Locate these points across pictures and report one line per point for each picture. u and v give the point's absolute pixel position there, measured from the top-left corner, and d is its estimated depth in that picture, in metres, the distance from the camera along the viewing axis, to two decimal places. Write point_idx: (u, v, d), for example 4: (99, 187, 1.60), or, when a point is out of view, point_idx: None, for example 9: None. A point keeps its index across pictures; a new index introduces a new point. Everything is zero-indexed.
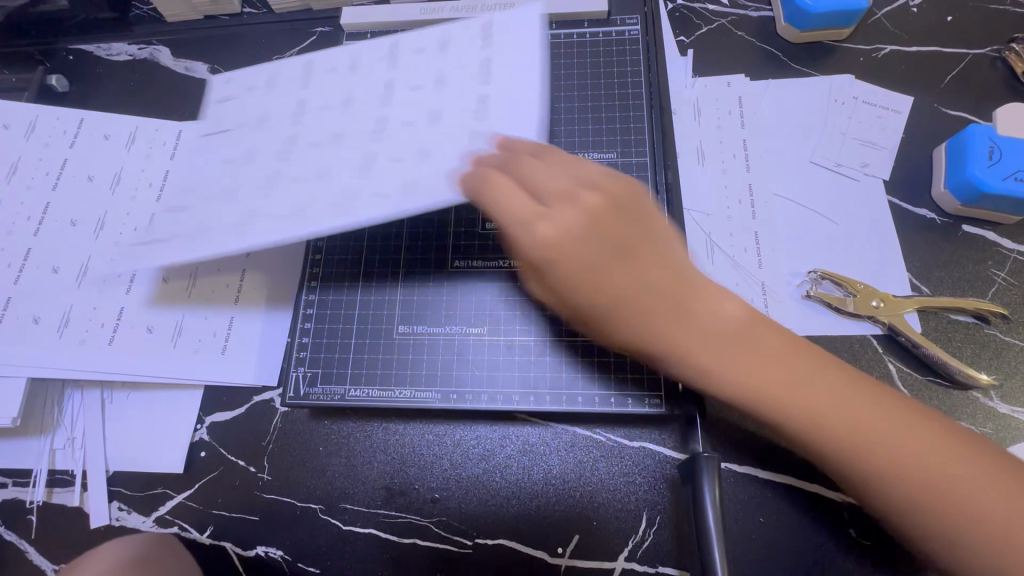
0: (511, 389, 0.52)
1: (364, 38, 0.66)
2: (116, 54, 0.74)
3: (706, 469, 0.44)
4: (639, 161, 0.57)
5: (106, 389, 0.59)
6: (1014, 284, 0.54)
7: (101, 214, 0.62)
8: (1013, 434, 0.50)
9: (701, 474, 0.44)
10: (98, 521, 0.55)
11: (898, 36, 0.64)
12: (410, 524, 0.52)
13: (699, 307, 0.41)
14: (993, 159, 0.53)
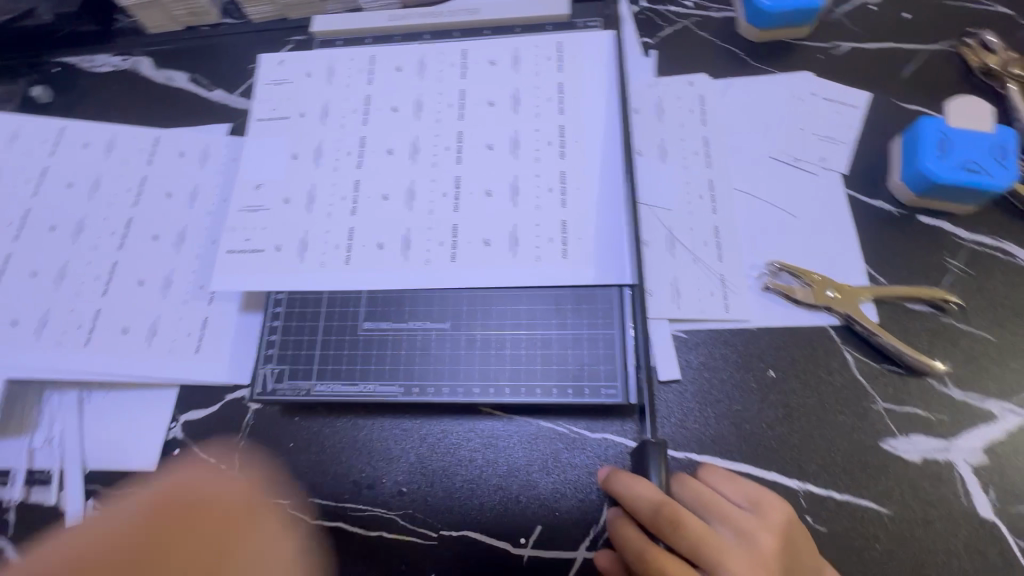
0: (472, 382, 0.53)
1: (335, 45, 0.68)
2: (99, 65, 0.76)
3: (655, 455, 0.45)
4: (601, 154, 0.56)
5: (85, 389, 0.60)
6: (968, 273, 0.55)
7: (80, 219, 0.64)
8: (967, 420, 0.50)
9: (650, 463, 0.45)
10: (74, 518, 0.56)
11: (856, 34, 0.66)
12: (376, 518, 0.53)
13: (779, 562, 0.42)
14: (943, 150, 0.55)
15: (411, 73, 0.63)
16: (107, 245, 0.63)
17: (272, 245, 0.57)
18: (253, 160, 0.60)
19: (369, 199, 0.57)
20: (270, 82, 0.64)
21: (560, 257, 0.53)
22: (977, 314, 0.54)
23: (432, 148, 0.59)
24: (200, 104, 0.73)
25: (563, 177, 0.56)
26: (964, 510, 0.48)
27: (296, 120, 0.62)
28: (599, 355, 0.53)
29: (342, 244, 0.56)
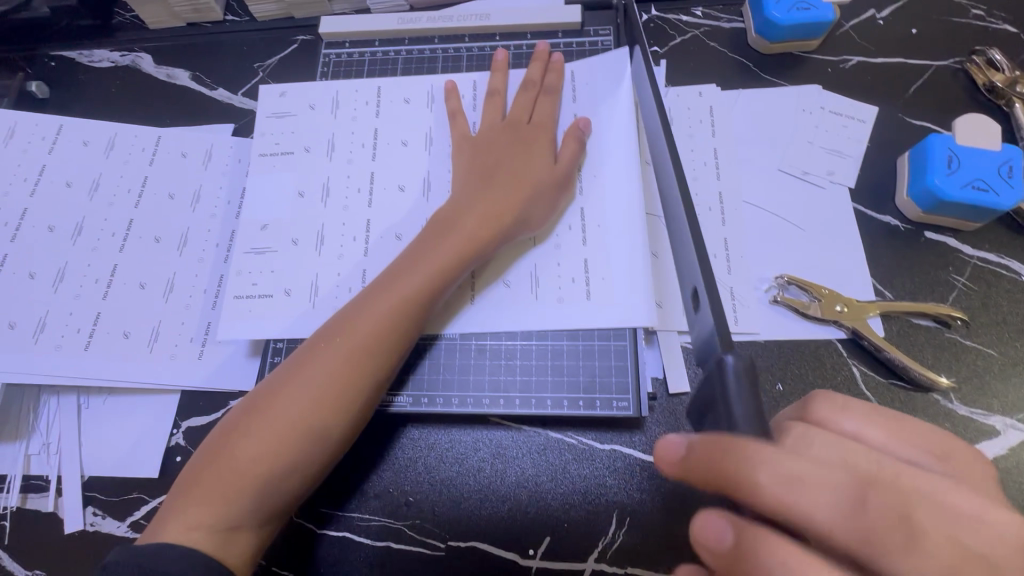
0: (481, 392, 0.53)
1: (343, 47, 0.68)
2: (99, 60, 0.74)
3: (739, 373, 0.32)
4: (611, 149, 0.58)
5: (84, 394, 0.59)
6: (973, 289, 0.56)
7: (79, 219, 0.63)
8: (970, 435, 0.51)
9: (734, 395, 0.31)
10: (73, 526, 0.55)
11: (864, 48, 0.66)
12: (384, 528, 0.53)
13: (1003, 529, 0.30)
14: (951, 168, 0.55)
15: (420, 105, 0.62)
16: (107, 247, 0.62)
17: (281, 290, 0.56)
18: (258, 197, 0.60)
19: (381, 238, 0.57)
20: (271, 116, 0.63)
21: (583, 298, 0.53)
22: (980, 329, 0.54)
23: (444, 183, 0.59)
24: (202, 103, 0.71)
25: (580, 217, 0.55)
26: None
27: (301, 155, 0.61)
28: (610, 367, 0.53)
29: (354, 287, 0.56)
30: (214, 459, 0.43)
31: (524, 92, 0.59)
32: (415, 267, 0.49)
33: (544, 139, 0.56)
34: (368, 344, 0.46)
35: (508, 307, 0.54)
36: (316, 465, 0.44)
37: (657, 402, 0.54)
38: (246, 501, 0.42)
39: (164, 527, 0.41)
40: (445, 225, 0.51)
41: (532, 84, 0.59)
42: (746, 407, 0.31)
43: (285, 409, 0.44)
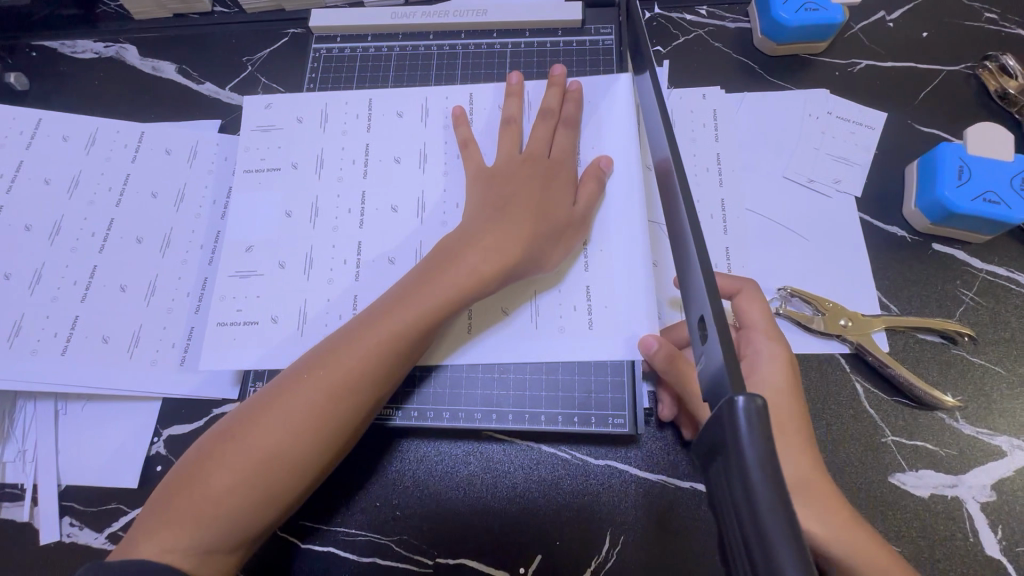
0: (473, 407, 0.52)
1: (335, 42, 0.65)
2: (81, 51, 0.71)
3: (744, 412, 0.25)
4: (613, 171, 0.55)
5: (61, 400, 0.57)
6: (981, 304, 0.54)
7: (57, 218, 0.60)
8: (975, 456, 0.50)
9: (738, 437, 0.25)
10: (48, 537, 0.53)
11: (874, 51, 0.64)
12: (371, 543, 0.51)
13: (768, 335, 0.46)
14: (962, 179, 0.53)
15: (413, 119, 0.60)
16: (87, 247, 0.60)
17: (267, 317, 0.54)
18: (243, 218, 0.57)
19: (374, 263, 0.55)
20: (257, 129, 0.60)
21: (587, 327, 0.51)
22: (987, 347, 0.53)
23: (439, 206, 0.56)
24: (188, 98, 0.69)
25: (582, 249, 0.53)
26: (970, 546, 0.47)
27: (289, 172, 0.58)
28: (606, 383, 0.51)
29: (345, 315, 0.54)
30: (188, 482, 0.42)
31: (541, 122, 0.55)
32: (409, 297, 0.46)
33: (563, 175, 0.53)
34: (354, 379, 0.44)
35: (509, 339, 0.51)
36: (296, 498, 0.43)
37: (654, 417, 0.53)
38: (216, 530, 0.40)
39: (133, 547, 0.40)
40: (444, 256, 0.48)
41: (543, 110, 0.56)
42: (763, 457, 0.24)
43: (264, 442, 0.42)
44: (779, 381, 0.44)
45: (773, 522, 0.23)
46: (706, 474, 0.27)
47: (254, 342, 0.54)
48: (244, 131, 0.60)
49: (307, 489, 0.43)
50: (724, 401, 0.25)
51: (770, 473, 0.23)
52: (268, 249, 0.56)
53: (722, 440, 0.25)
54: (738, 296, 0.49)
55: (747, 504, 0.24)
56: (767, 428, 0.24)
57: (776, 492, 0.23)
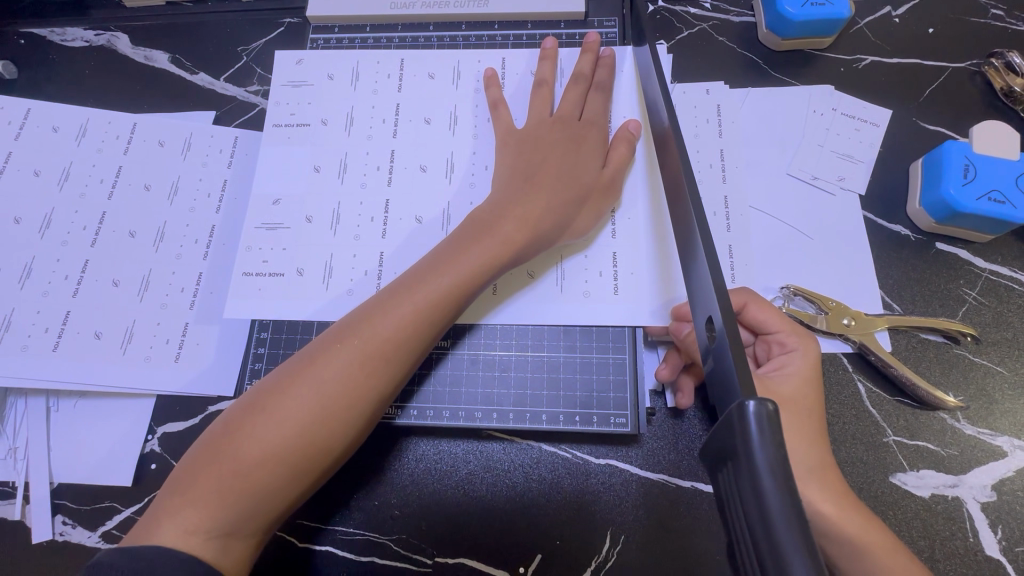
0: (473, 405, 0.51)
1: (331, 32, 0.63)
2: (71, 39, 0.70)
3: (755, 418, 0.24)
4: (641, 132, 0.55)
5: (52, 397, 0.56)
6: (984, 304, 0.54)
7: (47, 211, 0.59)
8: (976, 456, 0.49)
9: (748, 442, 0.24)
10: (40, 536, 0.52)
11: (879, 48, 0.63)
12: (369, 542, 0.51)
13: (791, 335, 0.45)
14: (968, 178, 0.53)
15: (444, 81, 0.59)
16: (78, 241, 0.58)
17: (292, 268, 0.54)
18: (272, 170, 0.57)
19: (400, 220, 0.55)
20: (288, 83, 0.60)
21: (609, 294, 0.51)
22: (991, 347, 0.52)
23: (468, 168, 0.56)
24: (181, 88, 0.67)
25: (610, 213, 0.53)
26: (970, 547, 0.47)
27: (319, 128, 0.58)
28: (609, 382, 0.50)
29: (370, 270, 0.53)
30: (213, 457, 0.40)
31: (573, 87, 0.55)
32: (440, 267, 0.46)
33: (594, 137, 0.52)
34: (385, 355, 0.43)
35: (534, 305, 0.51)
36: (322, 476, 0.42)
37: (656, 417, 0.52)
38: (245, 505, 0.39)
39: (154, 528, 0.38)
40: (475, 228, 0.47)
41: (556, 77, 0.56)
42: (776, 469, 0.23)
43: (295, 413, 0.41)
44: (797, 376, 0.44)
45: (786, 534, 0.22)
46: (715, 481, 0.27)
47: (276, 295, 0.53)
48: (274, 86, 0.60)
49: (336, 462, 0.43)
50: (735, 407, 0.25)
51: (783, 482, 0.22)
52: (295, 201, 0.56)
53: (732, 448, 0.24)
54: (744, 310, 0.47)
55: (758, 515, 0.23)
56: (779, 435, 0.23)
57: (789, 505, 0.22)
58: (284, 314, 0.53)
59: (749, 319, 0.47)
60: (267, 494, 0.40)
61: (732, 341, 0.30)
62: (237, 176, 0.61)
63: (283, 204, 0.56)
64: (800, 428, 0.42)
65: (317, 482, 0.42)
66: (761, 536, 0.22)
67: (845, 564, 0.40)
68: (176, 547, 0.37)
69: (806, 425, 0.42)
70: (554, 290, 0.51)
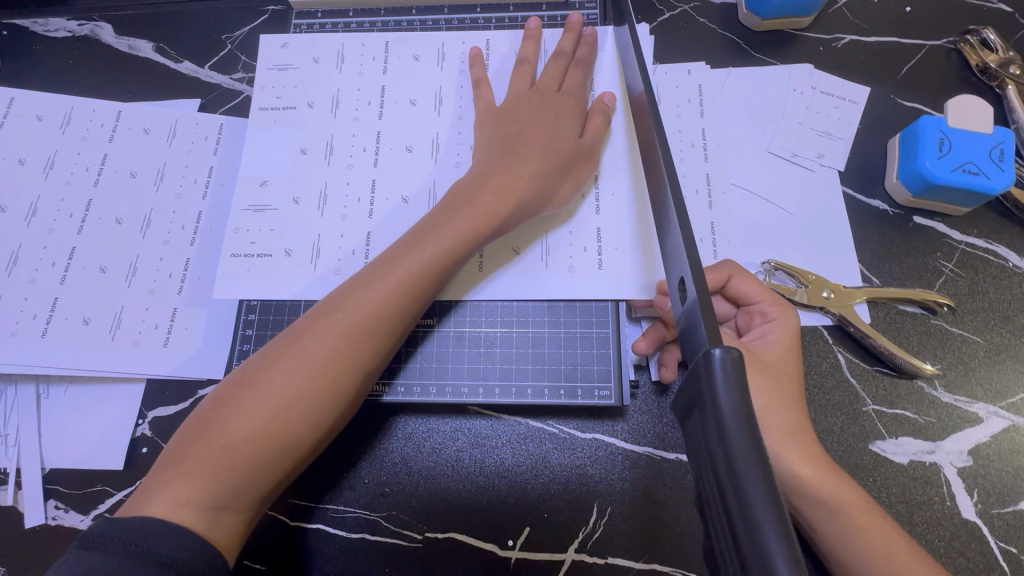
0: (460, 381, 0.51)
1: (314, 17, 0.64)
2: (55, 29, 0.70)
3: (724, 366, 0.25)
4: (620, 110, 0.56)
5: (42, 383, 0.56)
6: (960, 275, 0.55)
7: (33, 199, 0.59)
8: (953, 422, 0.51)
9: (716, 388, 0.25)
10: (33, 520, 0.53)
11: (858, 27, 0.64)
12: (359, 520, 0.51)
13: (770, 304, 0.46)
14: (943, 151, 0.54)
15: (428, 63, 0.60)
16: (65, 228, 0.59)
17: (280, 247, 0.54)
18: (259, 152, 0.57)
19: (386, 200, 0.55)
20: (273, 67, 0.60)
21: (594, 269, 0.52)
22: (967, 317, 0.54)
23: (453, 147, 0.56)
24: (166, 77, 0.67)
25: (592, 190, 0.53)
26: (947, 511, 0.48)
27: (304, 110, 0.58)
28: (592, 355, 0.51)
29: (357, 249, 0.54)
30: (202, 432, 0.41)
31: (553, 63, 0.55)
32: (423, 240, 0.46)
33: (573, 110, 0.53)
34: (370, 328, 0.43)
35: (518, 280, 0.52)
36: (310, 448, 0.42)
37: (640, 390, 0.53)
38: (235, 477, 0.40)
39: (146, 503, 0.39)
40: (456, 201, 0.48)
41: (535, 57, 0.57)
42: (738, 408, 0.24)
43: (282, 387, 0.41)
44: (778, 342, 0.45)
45: (748, 469, 0.23)
46: (685, 433, 0.28)
47: (264, 275, 0.54)
48: (260, 71, 0.60)
49: (324, 435, 0.43)
50: (702, 355, 0.26)
51: (745, 420, 0.24)
52: (282, 183, 0.56)
53: (700, 394, 0.26)
54: (727, 283, 0.48)
55: (721, 455, 0.24)
56: (743, 380, 0.25)
57: (751, 441, 0.24)
58: (272, 294, 0.53)
59: (731, 292, 0.48)
60: (256, 467, 0.40)
61: (702, 299, 0.31)
62: (223, 161, 0.61)
63: (270, 185, 0.56)
64: (779, 389, 0.43)
65: (306, 454, 0.43)
66: (724, 472, 0.24)
67: (823, 524, 0.41)
68: (169, 519, 0.38)
69: (783, 390, 0.43)
70: (539, 268, 0.52)
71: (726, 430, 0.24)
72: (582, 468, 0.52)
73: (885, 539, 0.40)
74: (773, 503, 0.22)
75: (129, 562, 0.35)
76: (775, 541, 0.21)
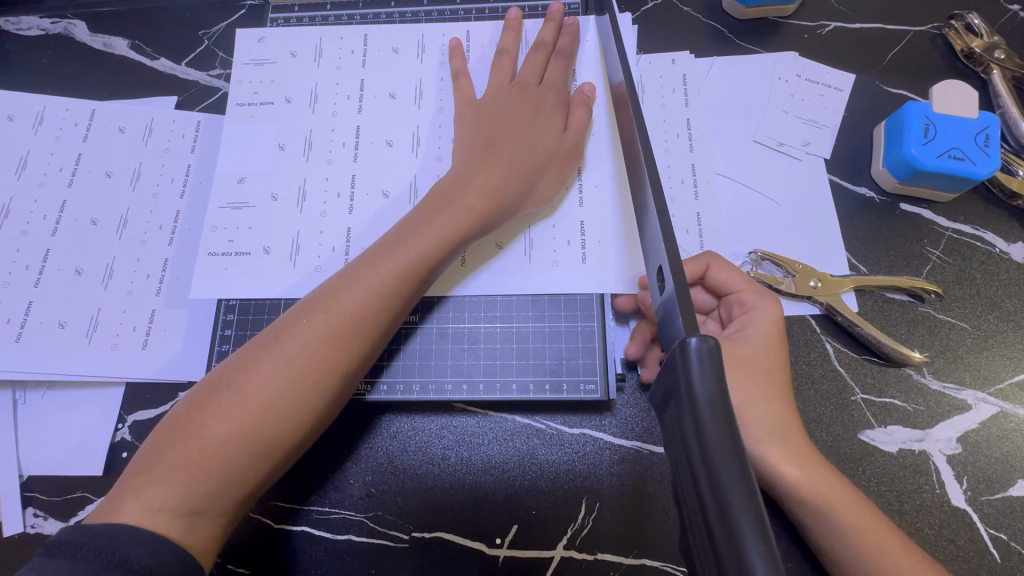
0: (443, 378, 0.51)
1: (291, 11, 0.63)
2: (27, 28, 0.68)
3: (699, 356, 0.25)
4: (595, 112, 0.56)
5: (19, 389, 0.55)
6: (948, 261, 0.54)
7: (6, 201, 0.58)
8: (941, 410, 0.50)
9: (693, 377, 0.25)
10: (12, 528, 0.52)
11: (842, 13, 0.63)
12: (344, 521, 0.50)
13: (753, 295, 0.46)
14: (928, 136, 0.53)
15: (408, 55, 0.59)
16: (38, 231, 0.57)
17: (259, 246, 0.53)
18: (236, 150, 0.56)
19: (367, 196, 0.54)
20: (250, 62, 0.59)
21: (578, 262, 0.51)
22: (954, 303, 0.53)
23: (434, 141, 0.55)
24: (141, 74, 0.66)
25: (576, 183, 0.53)
26: (937, 498, 0.48)
27: (282, 106, 0.57)
28: (577, 349, 0.51)
29: (338, 246, 0.53)
30: (177, 435, 0.40)
31: (533, 53, 0.55)
32: (404, 238, 0.45)
33: (552, 100, 0.53)
34: (352, 328, 0.43)
35: (501, 275, 0.51)
36: (290, 450, 0.41)
37: (626, 383, 0.52)
38: (211, 482, 0.39)
39: (118, 508, 0.38)
40: (438, 198, 0.47)
41: (515, 48, 0.56)
42: (713, 396, 0.24)
43: (263, 387, 0.40)
44: (763, 335, 0.44)
45: (723, 461, 0.23)
46: (663, 424, 0.27)
47: (242, 276, 0.53)
48: (235, 67, 0.59)
49: (305, 437, 0.42)
50: (677, 345, 0.26)
51: (719, 406, 0.24)
52: (260, 181, 0.55)
53: (677, 385, 0.25)
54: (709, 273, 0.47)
55: (697, 447, 0.24)
56: (718, 369, 0.25)
57: (726, 431, 0.23)
58: (251, 294, 0.52)
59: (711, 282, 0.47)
60: (234, 471, 0.39)
61: (679, 291, 0.30)
62: (200, 159, 0.60)
63: (248, 183, 0.55)
64: (761, 384, 0.42)
65: (286, 457, 0.42)
66: (698, 460, 0.23)
67: (811, 514, 0.41)
68: (141, 526, 0.37)
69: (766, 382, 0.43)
70: (523, 262, 0.51)
71: (701, 417, 0.24)
72: (570, 465, 0.51)
73: (873, 530, 0.40)
74: (747, 494, 0.22)
75: (97, 569, 0.34)
76: (749, 532, 0.21)
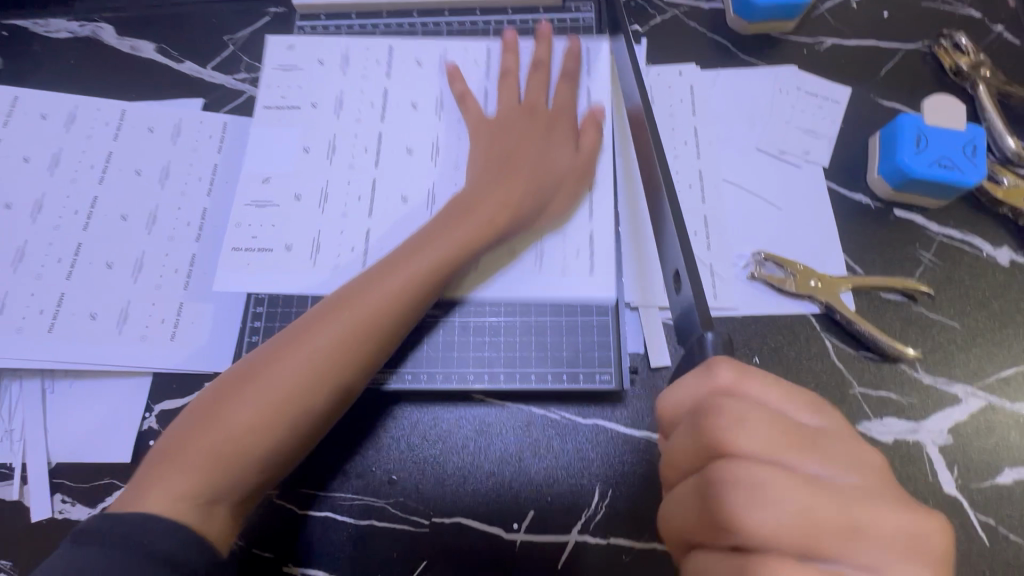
0: (465, 368, 0.54)
1: (318, 20, 0.67)
2: (56, 31, 0.70)
3: None
4: None
5: (47, 379, 0.57)
6: (938, 264, 0.58)
7: (38, 196, 0.60)
8: (933, 402, 0.53)
9: None
10: (40, 514, 0.53)
11: (839, 31, 0.67)
12: (367, 506, 0.52)
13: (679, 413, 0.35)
14: (920, 146, 0.57)
15: (432, 67, 0.61)
16: (70, 225, 0.59)
17: (281, 245, 0.56)
18: (263, 152, 0.58)
19: (387, 200, 0.57)
20: (278, 68, 0.62)
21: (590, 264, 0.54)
22: (945, 304, 0.56)
23: (453, 149, 0.58)
24: (168, 76, 0.68)
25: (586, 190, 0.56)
26: (930, 486, 0.51)
27: (308, 111, 0.60)
28: (593, 342, 0.54)
29: (358, 248, 0.55)
30: (202, 424, 0.41)
31: (543, 73, 0.59)
32: (426, 242, 0.49)
33: (562, 119, 0.56)
34: (374, 325, 0.45)
35: (515, 277, 0.53)
36: (309, 437, 0.44)
37: (638, 375, 0.55)
38: (242, 463, 0.41)
39: (140, 497, 0.39)
40: (459, 208, 0.51)
41: (534, 62, 0.59)
42: None
43: (287, 378, 0.43)
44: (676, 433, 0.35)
45: None
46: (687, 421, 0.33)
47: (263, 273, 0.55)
48: (263, 75, 0.61)
49: (323, 426, 0.45)
50: None
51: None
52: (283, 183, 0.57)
53: None
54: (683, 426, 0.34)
55: None
56: None
57: None
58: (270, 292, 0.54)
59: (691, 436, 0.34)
60: (256, 457, 0.41)
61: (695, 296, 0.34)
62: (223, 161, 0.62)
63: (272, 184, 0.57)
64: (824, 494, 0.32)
65: (303, 446, 0.44)
66: None
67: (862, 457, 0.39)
68: (165, 513, 0.38)
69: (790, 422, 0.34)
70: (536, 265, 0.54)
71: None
72: (584, 454, 0.53)
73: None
74: None
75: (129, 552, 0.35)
76: None
